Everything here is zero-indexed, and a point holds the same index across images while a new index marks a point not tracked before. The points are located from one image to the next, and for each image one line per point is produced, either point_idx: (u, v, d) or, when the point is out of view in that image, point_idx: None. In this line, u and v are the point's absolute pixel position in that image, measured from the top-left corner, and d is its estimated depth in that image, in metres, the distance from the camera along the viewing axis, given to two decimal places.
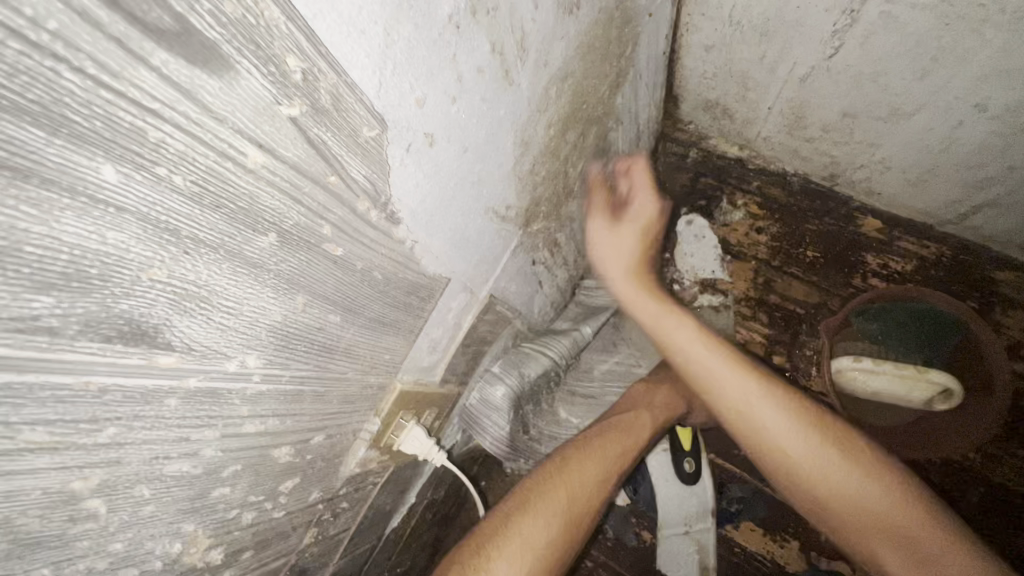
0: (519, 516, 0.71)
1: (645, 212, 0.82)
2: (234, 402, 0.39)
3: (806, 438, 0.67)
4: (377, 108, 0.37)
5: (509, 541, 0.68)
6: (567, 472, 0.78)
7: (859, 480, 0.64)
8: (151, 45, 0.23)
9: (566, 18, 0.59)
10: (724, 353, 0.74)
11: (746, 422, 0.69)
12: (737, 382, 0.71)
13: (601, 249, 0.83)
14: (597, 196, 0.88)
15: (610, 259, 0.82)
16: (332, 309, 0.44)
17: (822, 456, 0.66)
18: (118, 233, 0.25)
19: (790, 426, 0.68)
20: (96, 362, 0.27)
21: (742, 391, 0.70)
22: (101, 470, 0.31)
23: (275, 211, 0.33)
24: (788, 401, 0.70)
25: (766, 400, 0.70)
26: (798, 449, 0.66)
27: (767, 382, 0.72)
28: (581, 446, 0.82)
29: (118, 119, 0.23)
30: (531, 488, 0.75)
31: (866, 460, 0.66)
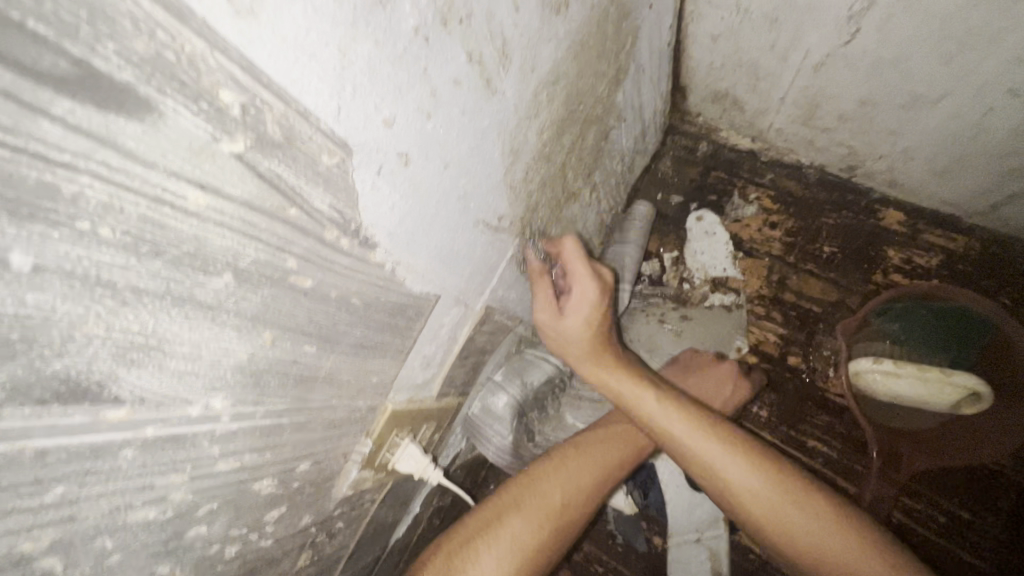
0: (510, 513, 0.70)
1: (588, 300, 0.72)
2: (202, 444, 0.37)
3: (778, 495, 0.67)
4: (338, 134, 0.35)
5: (498, 536, 0.67)
6: (563, 470, 0.76)
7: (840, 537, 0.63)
8: (50, 93, 0.21)
9: (554, 18, 0.55)
10: (691, 414, 0.75)
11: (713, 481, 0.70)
12: (709, 445, 0.71)
13: (556, 336, 0.78)
14: (540, 285, 0.76)
15: (565, 343, 0.78)
16: (307, 339, 0.42)
17: (800, 517, 0.65)
18: (38, 293, 0.24)
19: (762, 488, 0.68)
20: (31, 426, 0.26)
21: (710, 451, 0.71)
22: (54, 529, 0.30)
23: (228, 251, 0.31)
24: (757, 458, 0.71)
25: (738, 461, 0.70)
26: (771, 510, 0.67)
27: (736, 443, 0.72)
28: (581, 447, 0.80)
29: (21, 176, 0.21)
30: (528, 486, 0.73)
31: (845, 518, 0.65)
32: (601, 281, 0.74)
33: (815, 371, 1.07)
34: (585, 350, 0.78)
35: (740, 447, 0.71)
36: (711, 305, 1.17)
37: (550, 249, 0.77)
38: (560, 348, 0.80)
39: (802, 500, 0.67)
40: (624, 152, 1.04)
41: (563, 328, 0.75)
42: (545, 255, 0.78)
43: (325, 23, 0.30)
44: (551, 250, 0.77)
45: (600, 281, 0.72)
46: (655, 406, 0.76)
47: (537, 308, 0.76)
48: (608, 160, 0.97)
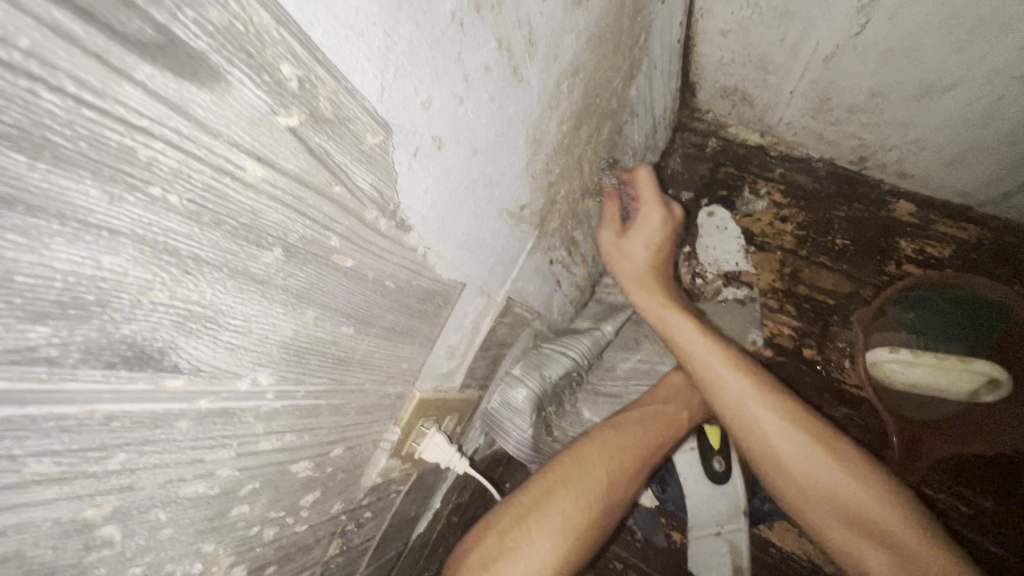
0: (556, 494, 0.71)
1: (652, 225, 0.87)
2: (248, 421, 0.38)
3: (794, 435, 0.71)
4: (380, 113, 0.36)
5: (544, 518, 0.68)
6: (606, 448, 0.78)
7: (848, 478, 0.68)
8: (135, 59, 0.22)
9: (575, 10, 0.57)
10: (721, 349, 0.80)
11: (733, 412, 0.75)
12: (735, 380, 0.76)
13: (616, 255, 0.91)
14: (609, 206, 0.90)
15: (625, 263, 0.90)
16: (345, 320, 0.43)
17: (814, 456, 0.69)
18: (113, 256, 0.24)
19: (779, 424, 0.72)
20: (99, 389, 0.27)
21: (733, 382, 0.76)
22: (114, 497, 0.30)
23: (279, 225, 0.32)
24: (779, 397, 0.75)
25: (762, 398, 0.74)
26: (786, 445, 0.71)
27: (762, 382, 0.76)
28: (621, 425, 0.82)
29: (105, 139, 0.22)
30: (573, 465, 0.75)
31: (854, 465, 0.69)
32: (667, 213, 0.88)
33: (830, 362, 1.07)
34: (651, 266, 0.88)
35: (764, 388, 0.76)
36: (724, 299, 1.18)
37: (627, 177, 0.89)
38: (618, 269, 0.91)
39: (816, 441, 0.71)
40: (636, 148, 1.05)
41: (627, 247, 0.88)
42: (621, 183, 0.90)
43: (372, 4, 0.31)
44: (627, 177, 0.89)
45: (668, 211, 0.87)
46: (690, 332, 0.82)
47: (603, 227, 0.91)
48: (621, 156, 0.98)
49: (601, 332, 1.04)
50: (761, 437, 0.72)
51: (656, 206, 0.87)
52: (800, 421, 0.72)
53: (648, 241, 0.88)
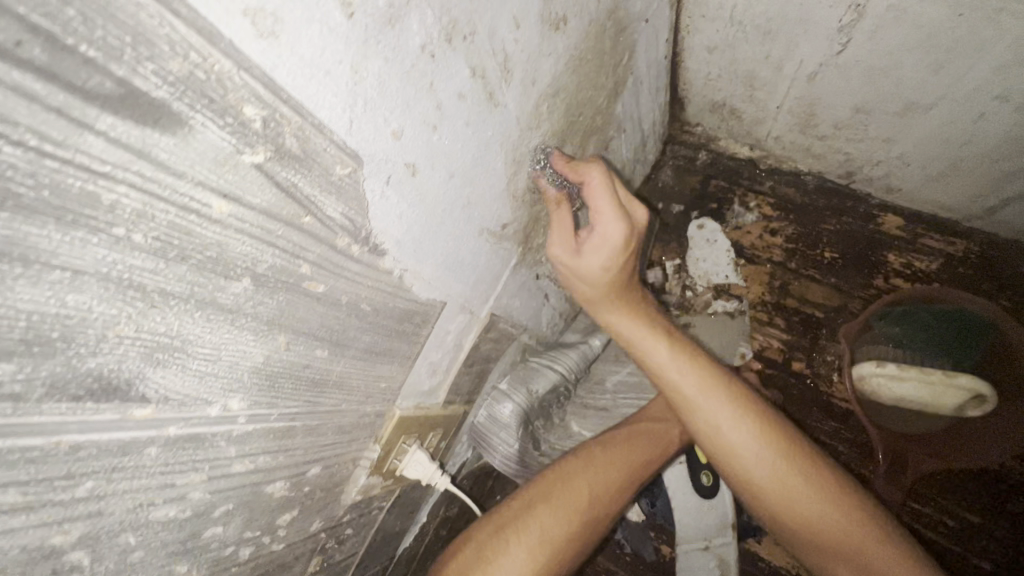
0: (540, 507, 0.71)
1: (613, 238, 0.62)
2: (220, 445, 0.38)
3: (778, 466, 0.69)
4: (350, 145, 0.37)
5: (527, 529, 0.69)
6: (592, 464, 0.77)
7: (817, 503, 0.67)
8: (95, 110, 0.23)
9: (553, 35, 0.58)
10: (703, 374, 0.73)
11: (715, 443, 0.72)
12: (715, 406, 0.71)
13: (572, 274, 0.68)
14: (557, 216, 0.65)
15: (583, 283, 0.68)
16: (319, 344, 0.44)
17: (783, 477, 0.68)
18: (78, 295, 0.25)
19: (766, 456, 0.69)
20: (66, 422, 0.28)
21: (714, 414, 0.71)
22: (81, 523, 0.31)
23: (247, 256, 0.33)
24: (766, 426, 0.71)
25: (745, 425, 0.71)
26: (753, 462, 0.69)
27: (748, 409, 0.72)
28: (609, 443, 0.81)
29: (67, 186, 0.23)
30: (558, 480, 0.75)
31: (836, 489, 0.68)
32: (631, 223, 0.62)
33: (819, 375, 1.08)
34: (613, 288, 0.69)
35: (745, 408, 0.72)
36: (714, 312, 1.19)
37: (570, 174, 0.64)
38: (576, 288, 0.70)
39: (799, 470, 0.69)
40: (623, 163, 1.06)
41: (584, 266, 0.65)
42: (558, 180, 0.67)
43: (339, 42, 0.32)
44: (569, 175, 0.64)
45: (632, 224, 0.61)
46: (669, 360, 0.73)
47: (551, 241, 0.66)
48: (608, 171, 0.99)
49: (589, 345, 1.05)
50: (733, 459, 0.71)
51: (619, 217, 0.61)
52: (769, 435, 0.70)
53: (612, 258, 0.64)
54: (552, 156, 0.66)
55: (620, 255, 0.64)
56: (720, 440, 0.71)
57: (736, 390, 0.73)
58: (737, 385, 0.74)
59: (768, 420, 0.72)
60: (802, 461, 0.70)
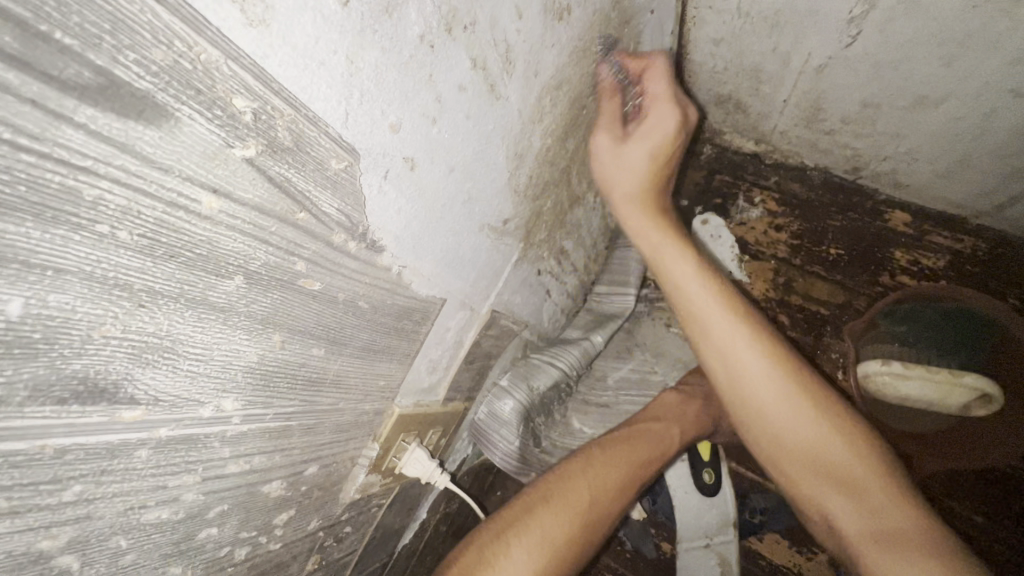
0: (540, 509, 0.70)
1: (664, 127, 0.65)
2: (213, 445, 0.38)
3: (794, 396, 0.62)
4: (346, 139, 0.36)
5: (528, 530, 0.68)
6: (592, 467, 0.77)
7: (836, 452, 0.59)
8: (74, 101, 0.22)
9: (556, 25, 0.56)
10: (724, 292, 0.67)
11: (725, 367, 0.65)
12: (732, 333, 0.64)
13: (610, 167, 0.69)
14: (608, 105, 0.70)
15: (615, 183, 0.70)
16: (316, 342, 0.43)
17: (801, 417, 0.61)
18: (60, 295, 0.24)
19: (783, 393, 0.62)
20: (51, 425, 0.27)
21: (728, 336, 0.64)
22: (70, 527, 0.30)
23: (239, 254, 0.32)
24: (790, 366, 0.63)
25: (763, 351, 0.63)
26: (767, 397, 0.62)
27: (771, 344, 0.64)
28: (608, 445, 0.81)
29: (45, 181, 0.22)
30: (558, 483, 0.74)
31: (858, 441, 0.59)
32: (684, 113, 0.65)
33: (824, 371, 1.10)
34: (647, 192, 0.69)
35: (770, 344, 0.64)
36: None
37: (630, 69, 0.70)
38: (609, 187, 0.71)
39: (819, 416, 0.61)
40: None
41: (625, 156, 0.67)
42: (623, 73, 0.70)
43: (333, 32, 0.31)
44: (632, 69, 0.70)
45: (685, 113, 0.64)
46: (683, 271, 0.68)
47: (597, 132, 0.69)
48: None
49: (591, 341, 1.04)
50: (743, 393, 0.64)
51: (673, 106, 0.65)
52: (792, 375, 0.63)
53: (654, 147, 0.65)
54: (619, 52, 0.70)
55: (665, 150, 0.66)
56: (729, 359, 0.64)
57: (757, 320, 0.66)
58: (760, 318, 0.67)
59: (795, 364, 0.64)
60: (826, 410, 0.61)
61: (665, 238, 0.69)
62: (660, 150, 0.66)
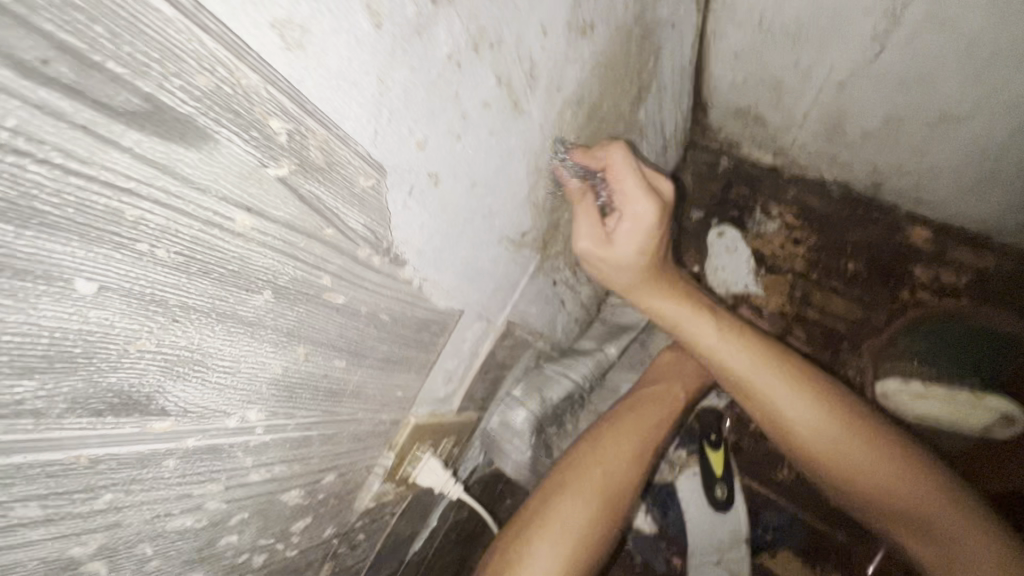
0: (555, 499, 0.71)
1: (645, 219, 0.65)
2: (237, 455, 0.38)
3: (838, 432, 0.67)
4: (374, 157, 0.36)
5: (546, 524, 0.68)
6: (599, 445, 0.77)
7: (890, 473, 0.65)
8: (121, 127, 0.22)
9: (579, 41, 0.57)
10: (756, 352, 0.73)
11: (777, 422, 0.71)
12: (772, 383, 0.71)
13: (604, 264, 0.70)
14: (583, 211, 0.66)
15: (617, 272, 0.71)
16: (338, 354, 0.43)
17: (848, 447, 0.67)
18: (100, 311, 0.25)
19: (824, 428, 0.68)
20: (86, 436, 0.27)
21: (774, 391, 0.70)
22: (101, 534, 0.31)
23: (269, 269, 0.33)
24: (827, 398, 0.70)
25: (804, 398, 0.69)
26: (817, 437, 0.68)
27: (803, 381, 0.71)
28: (615, 421, 0.80)
29: (92, 203, 0.23)
30: (568, 469, 0.74)
31: (903, 458, 0.65)
32: (658, 199, 0.64)
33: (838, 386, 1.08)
34: (649, 270, 0.72)
35: (805, 383, 0.71)
36: None
37: (590, 165, 0.64)
38: (611, 280, 0.74)
39: (864, 442, 0.66)
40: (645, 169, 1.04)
41: (614, 255, 0.67)
42: (586, 172, 0.65)
43: (366, 53, 0.31)
44: (587, 165, 0.64)
45: (658, 204, 0.63)
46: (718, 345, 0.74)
47: (578, 239, 0.67)
48: None
49: (604, 352, 1.04)
50: (793, 436, 0.70)
51: (647, 193, 0.63)
52: (836, 409, 0.68)
53: (642, 241, 0.67)
54: (573, 150, 0.64)
55: (651, 237, 0.67)
56: (779, 417, 0.70)
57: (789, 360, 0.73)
58: (786, 355, 0.74)
59: (830, 394, 0.70)
60: (870, 436, 0.67)
61: (695, 314, 0.75)
62: (646, 240, 0.67)
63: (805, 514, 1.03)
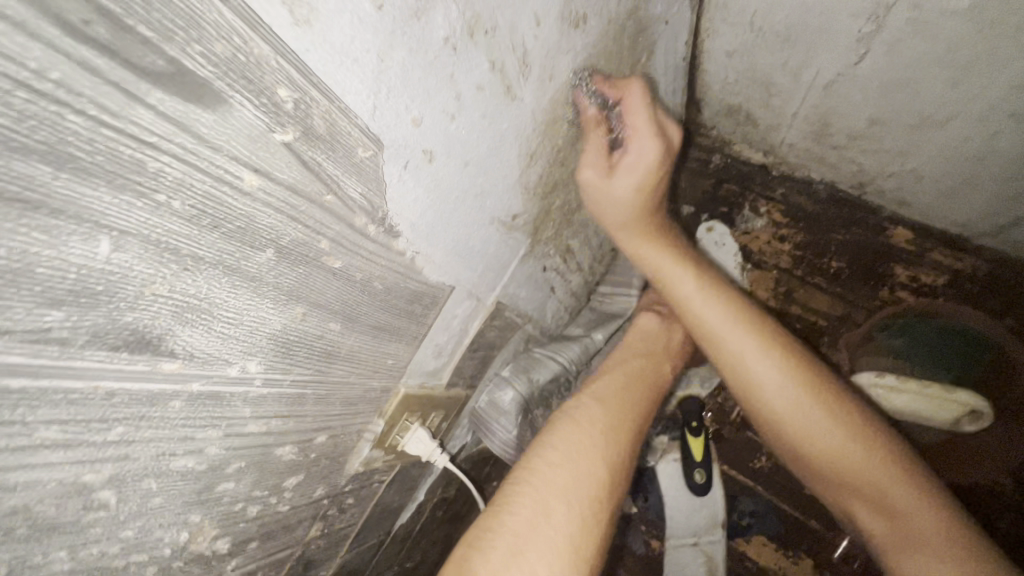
0: (552, 501, 0.59)
1: (647, 161, 0.69)
2: (237, 404, 0.41)
3: (800, 398, 0.70)
4: (372, 130, 0.39)
5: (545, 536, 0.56)
6: (595, 428, 0.70)
7: (841, 437, 0.68)
8: (147, 85, 0.25)
9: (572, 32, 0.59)
10: (730, 310, 0.76)
11: (739, 376, 0.74)
12: (738, 339, 0.74)
13: (602, 198, 0.74)
14: (591, 137, 0.70)
15: (611, 209, 0.75)
16: (332, 317, 0.46)
17: (802, 409, 0.70)
18: (121, 253, 0.28)
19: (783, 387, 0.71)
20: (103, 370, 0.30)
21: (741, 347, 0.74)
22: (112, 464, 0.34)
23: (272, 229, 0.35)
24: (791, 360, 0.73)
25: (771, 362, 0.72)
26: (775, 396, 0.71)
27: (769, 342, 0.74)
28: (606, 402, 0.74)
29: (120, 153, 0.25)
30: (562, 461, 0.64)
31: (862, 431, 0.68)
32: (664, 142, 0.69)
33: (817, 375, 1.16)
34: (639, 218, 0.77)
35: (770, 343, 0.74)
36: None
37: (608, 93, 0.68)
38: (605, 214, 0.77)
39: (821, 405, 0.69)
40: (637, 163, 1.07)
41: (613, 191, 0.71)
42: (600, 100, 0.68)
43: (367, 32, 0.34)
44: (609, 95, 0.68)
45: (665, 141, 0.68)
46: (694, 296, 0.78)
47: (584, 164, 0.71)
48: None
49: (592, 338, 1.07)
50: (753, 394, 0.73)
51: (655, 138, 0.68)
52: (799, 371, 0.71)
53: (640, 182, 0.70)
54: (597, 79, 0.68)
55: (649, 178, 0.71)
56: (743, 376, 0.74)
57: (761, 323, 0.76)
58: (761, 317, 0.77)
59: (793, 359, 0.73)
60: (828, 400, 0.70)
61: (678, 266, 0.79)
62: (645, 180, 0.71)
63: (781, 503, 1.06)
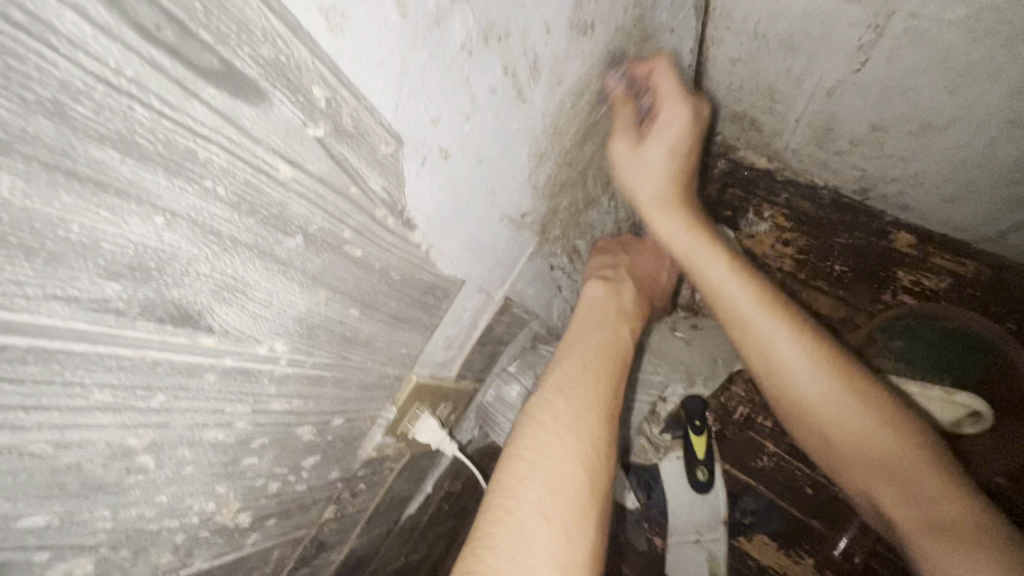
0: (524, 522, 0.55)
1: (677, 126, 0.77)
2: (263, 381, 0.44)
3: (828, 383, 0.71)
4: (394, 128, 0.42)
5: (522, 563, 0.52)
6: (558, 428, 0.64)
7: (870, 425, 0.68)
8: (202, 83, 0.28)
9: (581, 39, 0.62)
10: (761, 292, 0.77)
11: (768, 359, 0.75)
12: (768, 321, 0.75)
13: (633, 171, 0.80)
14: (622, 112, 0.78)
15: (643, 181, 0.80)
16: (352, 304, 0.49)
17: (832, 394, 0.71)
18: (172, 233, 0.31)
19: (813, 372, 0.72)
20: (151, 340, 0.33)
21: (772, 330, 0.74)
22: (152, 430, 0.37)
23: (302, 217, 0.39)
24: (820, 348, 0.73)
25: (800, 346, 0.73)
26: (804, 379, 0.72)
27: (801, 327, 0.75)
28: (567, 394, 0.68)
29: (175, 143, 0.28)
30: (529, 476, 0.59)
31: (890, 421, 0.68)
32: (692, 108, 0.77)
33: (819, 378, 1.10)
34: (672, 192, 0.81)
35: (802, 327, 0.75)
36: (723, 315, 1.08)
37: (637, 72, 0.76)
38: (636, 191, 0.82)
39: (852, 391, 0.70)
40: None
41: (647, 159, 0.78)
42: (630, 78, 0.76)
43: (392, 38, 0.37)
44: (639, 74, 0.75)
45: (694, 108, 0.76)
46: (725, 278, 0.78)
47: (618, 135, 0.79)
48: None
49: None
50: (783, 377, 0.74)
51: (683, 105, 0.76)
52: (828, 359, 0.72)
53: (671, 150, 0.77)
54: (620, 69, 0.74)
55: (678, 148, 0.78)
56: (773, 359, 0.74)
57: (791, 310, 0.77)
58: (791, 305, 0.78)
59: (824, 346, 0.74)
60: (857, 388, 0.71)
61: (708, 250, 0.80)
62: (676, 150, 0.79)
63: (781, 501, 1.08)
